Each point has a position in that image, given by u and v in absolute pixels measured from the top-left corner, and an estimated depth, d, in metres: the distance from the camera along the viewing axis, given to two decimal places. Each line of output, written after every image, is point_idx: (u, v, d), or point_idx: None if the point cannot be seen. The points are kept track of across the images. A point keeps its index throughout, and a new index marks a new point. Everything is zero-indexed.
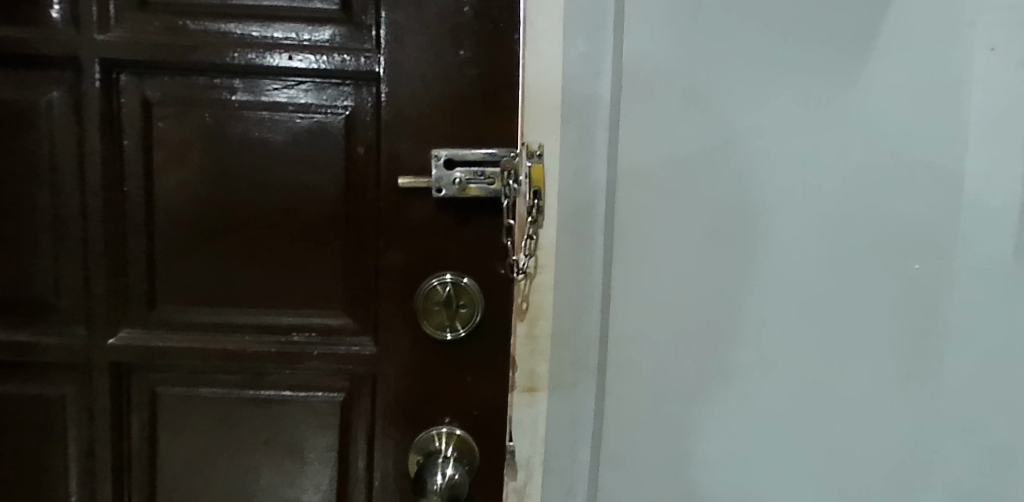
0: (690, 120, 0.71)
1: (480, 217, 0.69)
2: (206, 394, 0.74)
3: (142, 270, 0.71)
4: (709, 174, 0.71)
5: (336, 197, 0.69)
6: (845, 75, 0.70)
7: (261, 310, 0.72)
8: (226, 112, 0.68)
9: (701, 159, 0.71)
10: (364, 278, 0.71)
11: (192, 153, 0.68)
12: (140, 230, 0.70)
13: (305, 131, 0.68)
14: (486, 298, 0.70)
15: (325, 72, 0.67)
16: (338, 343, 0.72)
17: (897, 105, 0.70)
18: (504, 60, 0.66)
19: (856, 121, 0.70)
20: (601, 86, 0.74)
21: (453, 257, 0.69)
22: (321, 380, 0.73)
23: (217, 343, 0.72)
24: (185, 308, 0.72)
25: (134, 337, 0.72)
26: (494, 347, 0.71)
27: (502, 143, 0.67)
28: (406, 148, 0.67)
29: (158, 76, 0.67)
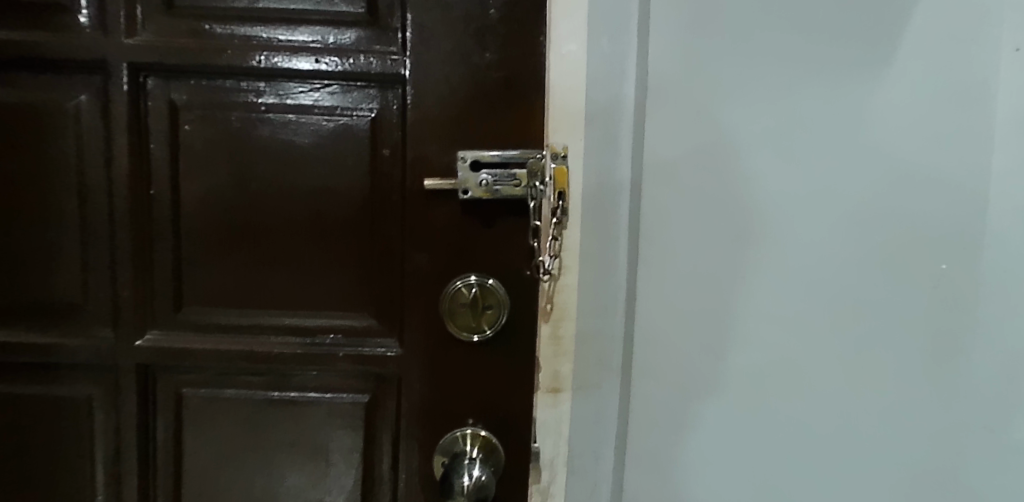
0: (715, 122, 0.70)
1: (506, 218, 0.69)
2: (232, 395, 0.74)
3: (169, 272, 0.71)
4: (736, 175, 0.71)
5: (362, 200, 0.70)
6: (872, 75, 0.70)
7: (286, 313, 0.72)
8: (253, 114, 0.68)
9: (728, 161, 0.71)
10: (390, 281, 0.71)
11: (218, 157, 0.69)
12: (166, 233, 0.70)
13: (330, 134, 0.69)
14: (511, 299, 0.70)
15: (351, 75, 0.67)
16: (364, 345, 0.73)
17: (924, 107, 0.70)
18: (530, 62, 0.66)
19: (883, 123, 0.70)
20: (625, 89, 0.74)
21: (478, 259, 0.70)
22: (347, 381, 0.74)
23: (242, 346, 0.72)
24: (211, 311, 0.72)
25: (160, 339, 0.72)
26: (519, 348, 0.71)
27: (528, 145, 0.67)
28: (431, 150, 0.68)
29: (185, 80, 0.68)
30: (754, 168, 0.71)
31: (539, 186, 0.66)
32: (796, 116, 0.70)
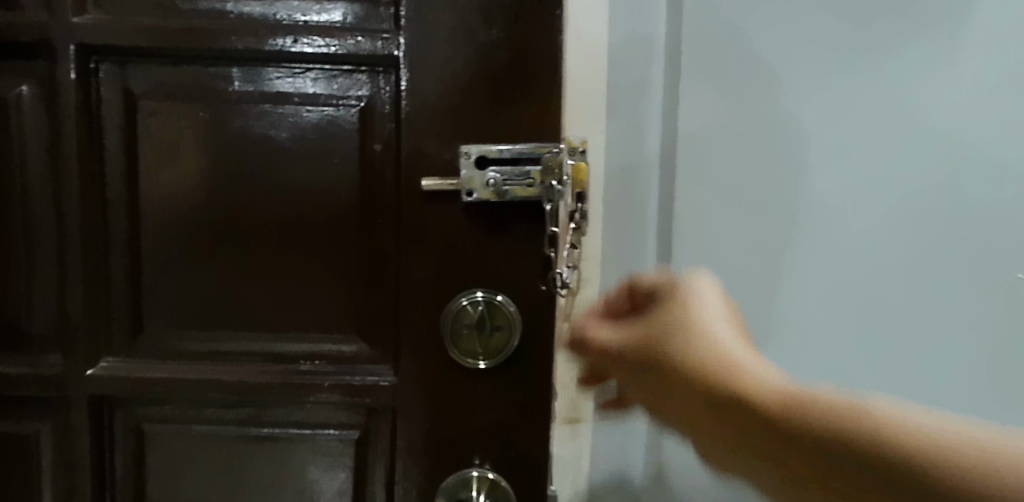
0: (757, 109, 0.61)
1: (517, 224, 0.59)
2: (201, 431, 0.64)
3: (127, 288, 0.61)
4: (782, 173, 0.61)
5: (349, 204, 0.60)
6: (948, 47, 0.58)
7: (263, 335, 0.62)
8: (224, 105, 0.59)
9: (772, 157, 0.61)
10: (383, 297, 0.62)
11: (184, 154, 0.59)
12: (123, 241, 0.60)
13: (313, 126, 0.59)
14: (524, 319, 0.60)
15: (336, 58, 0.58)
16: (353, 373, 0.63)
17: (1015, 94, 0.58)
18: (544, 39, 0.56)
19: (961, 112, 0.59)
20: (653, 74, 0.65)
21: (485, 271, 0.60)
22: (334, 414, 0.64)
23: (212, 374, 0.62)
24: (177, 332, 0.62)
25: (117, 366, 0.62)
26: (533, 376, 0.61)
27: (543, 137, 0.57)
28: (430, 145, 0.58)
29: (144, 65, 0.58)
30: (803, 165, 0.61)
31: (556, 186, 0.56)
32: (851, 105, 0.60)
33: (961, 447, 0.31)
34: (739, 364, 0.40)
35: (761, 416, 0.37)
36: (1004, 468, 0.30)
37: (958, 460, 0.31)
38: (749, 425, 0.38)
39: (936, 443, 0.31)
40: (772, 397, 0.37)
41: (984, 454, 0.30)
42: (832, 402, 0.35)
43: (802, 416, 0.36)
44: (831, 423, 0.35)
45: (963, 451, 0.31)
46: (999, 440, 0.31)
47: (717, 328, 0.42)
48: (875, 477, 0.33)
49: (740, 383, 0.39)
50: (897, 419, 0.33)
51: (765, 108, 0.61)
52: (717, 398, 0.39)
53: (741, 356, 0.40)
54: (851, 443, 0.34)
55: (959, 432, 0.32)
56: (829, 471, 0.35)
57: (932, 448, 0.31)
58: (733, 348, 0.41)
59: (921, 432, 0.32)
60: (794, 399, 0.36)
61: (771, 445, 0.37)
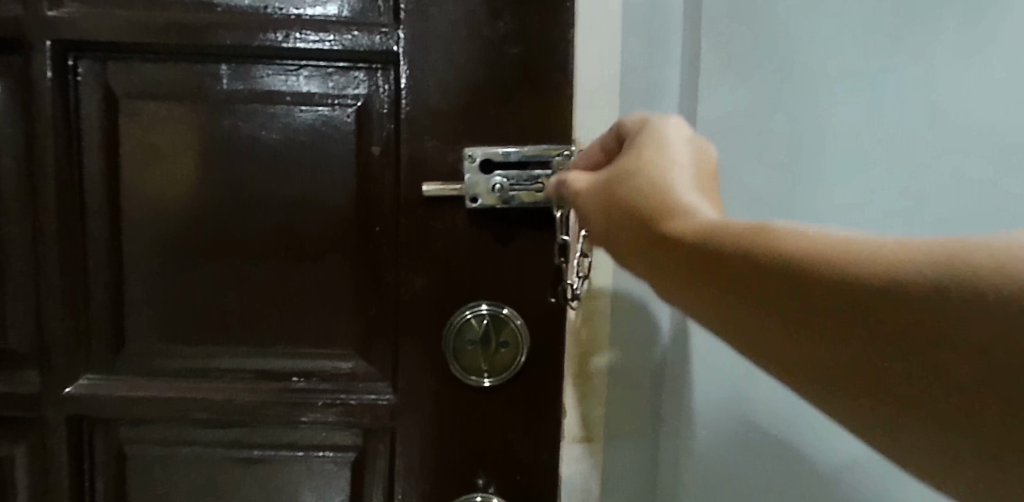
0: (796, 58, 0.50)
1: (524, 232, 0.55)
2: (186, 452, 0.60)
3: (108, 299, 0.57)
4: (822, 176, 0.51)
5: (345, 210, 0.56)
6: None
7: (251, 349, 0.58)
8: (212, 105, 0.55)
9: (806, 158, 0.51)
10: (380, 310, 0.58)
11: (167, 156, 0.55)
12: (103, 250, 0.57)
13: (306, 127, 0.56)
14: (533, 334, 0.56)
15: (331, 54, 0.54)
16: (350, 392, 0.59)
17: None
18: (554, 34, 0.53)
19: None
20: (668, 73, 0.54)
21: (490, 282, 0.56)
22: (328, 435, 0.60)
23: (198, 391, 0.58)
24: (159, 347, 0.58)
25: (97, 384, 0.58)
26: (542, 395, 0.57)
27: (553, 139, 0.53)
28: (431, 147, 0.54)
29: (125, 61, 0.55)
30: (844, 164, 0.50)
31: None
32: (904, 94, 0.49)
33: (941, 262, 0.21)
34: (687, 203, 0.32)
35: (695, 248, 0.29)
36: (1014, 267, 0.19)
37: (943, 273, 0.21)
38: (683, 264, 0.30)
39: (907, 256, 0.22)
40: (715, 226, 0.29)
41: (978, 257, 0.20)
42: (788, 238, 0.26)
43: (745, 242, 0.27)
44: (785, 247, 0.26)
45: (943, 268, 0.21)
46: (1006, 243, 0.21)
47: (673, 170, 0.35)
48: (844, 319, 0.23)
49: (683, 216, 0.31)
50: (874, 245, 0.23)
51: (793, 101, 0.50)
52: (656, 231, 0.32)
53: (693, 198, 0.33)
54: (805, 276, 0.24)
55: (934, 249, 0.22)
56: (796, 314, 0.25)
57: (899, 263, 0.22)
58: (683, 189, 0.34)
59: (905, 258, 0.22)
60: (738, 229, 0.28)
61: (712, 287, 0.28)
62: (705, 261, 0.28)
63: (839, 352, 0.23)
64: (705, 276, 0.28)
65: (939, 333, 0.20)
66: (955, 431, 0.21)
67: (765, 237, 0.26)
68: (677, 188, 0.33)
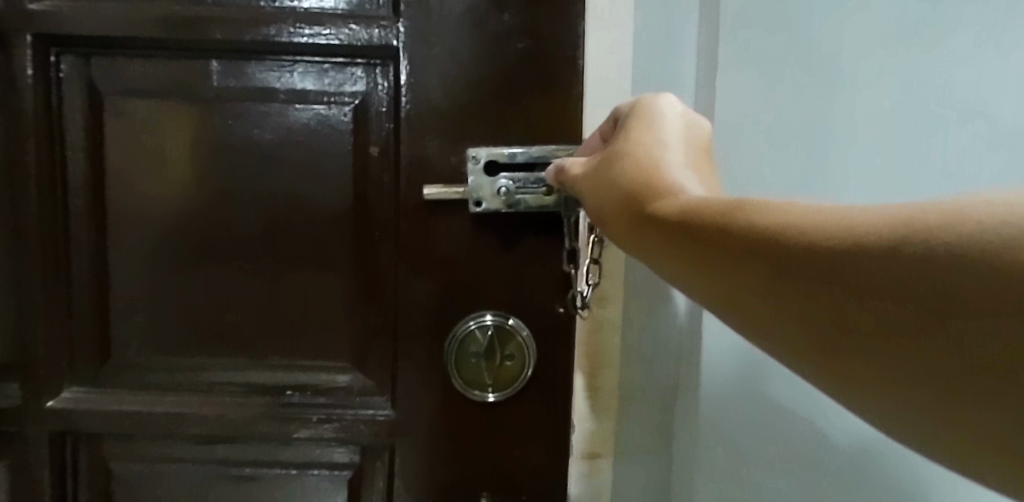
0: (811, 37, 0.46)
1: (531, 237, 0.52)
2: (174, 470, 0.57)
3: (92, 308, 0.55)
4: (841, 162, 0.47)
5: (341, 214, 0.53)
6: None
7: (242, 361, 0.55)
8: (201, 103, 0.52)
9: (826, 143, 0.47)
10: (378, 320, 0.55)
11: (153, 156, 0.53)
12: (88, 256, 0.54)
13: (301, 126, 0.53)
14: (540, 345, 0.53)
15: (328, 49, 0.52)
16: (347, 407, 0.55)
17: None
18: (563, 27, 0.50)
19: None
20: (683, 67, 0.51)
21: (495, 291, 0.53)
22: (324, 452, 0.57)
23: (187, 405, 0.56)
24: (146, 359, 0.55)
25: (81, 397, 0.55)
26: (550, 411, 0.54)
27: (561, 138, 0.50)
28: (432, 147, 0.51)
29: (109, 56, 0.52)
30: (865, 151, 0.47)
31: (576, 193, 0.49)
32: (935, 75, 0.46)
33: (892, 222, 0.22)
34: (672, 183, 0.33)
35: (673, 226, 0.29)
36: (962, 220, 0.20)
37: (897, 231, 0.22)
38: (662, 240, 0.30)
39: (863, 220, 0.23)
40: (694, 205, 0.29)
41: (927, 214, 0.21)
42: (755, 208, 0.27)
43: (716, 214, 0.28)
44: (752, 218, 0.26)
45: (892, 226, 0.22)
46: (951, 201, 0.22)
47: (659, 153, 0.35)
48: (809, 286, 0.23)
49: (668, 196, 0.32)
50: (833, 212, 0.24)
51: (816, 81, 0.47)
52: (641, 213, 0.32)
53: (679, 179, 0.33)
54: (770, 246, 0.25)
55: (887, 211, 0.23)
56: (762, 285, 0.25)
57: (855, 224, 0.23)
58: (670, 170, 0.34)
59: (861, 222, 0.23)
60: (712, 206, 0.28)
61: (688, 263, 0.29)
62: (681, 237, 0.29)
63: (807, 317, 0.24)
64: (681, 252, 0.29)
65: (899, 289, 0.21)
66: (926, 380, 0.21)
67: (736, 209, 0.27)
68: (663, 170, 0.34)
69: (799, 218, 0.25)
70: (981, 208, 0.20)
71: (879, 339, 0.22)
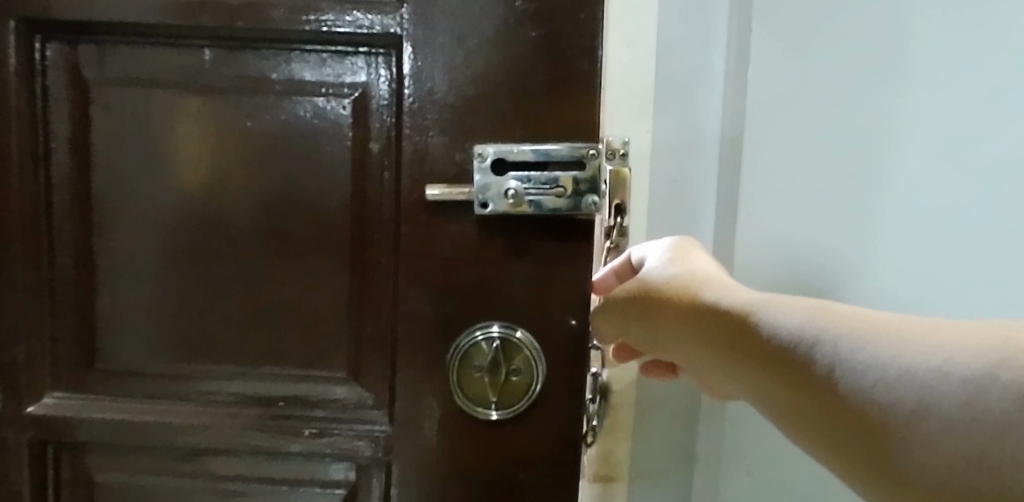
0: (793, 86, 0.54)
1: (543, 243, 0.48)
2: (158, 484, 0.54)
3: (74, 309, 0.52)
4: (869, 204, 0.54)
5: (339, 214, 0.50)
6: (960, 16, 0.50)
7: (232, 369, 0.52)
8: (191, 94, 0.49)
9: (822, 187, 0.55)
10: (376, 329, 0.51)
11: (142, 150, 0.50)
12: (71, 254, 0.51)
13: (297, 119, 0.49)
14: (549, 359, 0.49)
15: (327, 36, 0.48)
16: (343, 421, 0.52)
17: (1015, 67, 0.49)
18: (582, 14, 0.46)
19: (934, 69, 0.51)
20: (712, 68, 0.57)
21: (501, 300, 0.49)
22: (318, 469, 0.53)
23: (174, 415, 0.52)
24: (131, 365, 0.52)
25: (62, 403, 0.53)
26: (559, 430, 0.50)
27: (577, 136, 0.47)
28: (437, 143, 0.48)
29: (96, 43, 0.49)
30: (886, 203, 0.53)
31: (591, 201, 0.46)
32: (875, 118, 0.53)
33: (979, 370, 0.28)
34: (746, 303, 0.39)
35: (741, 329, 0.38)
36: (997, 371, 0.28)
37: (913, 360, 0.31)
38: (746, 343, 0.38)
39: (948, 359, 0.29)
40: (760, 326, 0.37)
41: (959, 359, 0.29)
42: (786, 326, 0.36)
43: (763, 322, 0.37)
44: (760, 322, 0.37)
45: (990, 400, 0.27)
46: (958, 355, 0.29)
47: (707, 275, 0.44)
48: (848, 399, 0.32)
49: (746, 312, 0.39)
50: (905, 330, 0.32)
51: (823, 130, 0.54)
52: (728, 319, 0.39)
53: (753, 302, 0.39)
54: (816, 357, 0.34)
55: (972, 333, 0.30)
56: (801, 378, 0.34)
57: (926, 378, 0.30)
58: (738, 297, 0.40)
59: (888, 349, 0.32)
60: (751, 312, 0.38)
61: (729, 365, 0.39)
62: (701, 342, 0.41)
63: (822, 402, 0.33)
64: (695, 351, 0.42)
65: (938, 412, 0.29)
66: (863, 462, 0.32)
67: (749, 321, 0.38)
68: (734, 296, 0.41)
69: (855, 351, 0.32)
70: (1001, 373, 0.28)
71: (869, 432, 0.31)
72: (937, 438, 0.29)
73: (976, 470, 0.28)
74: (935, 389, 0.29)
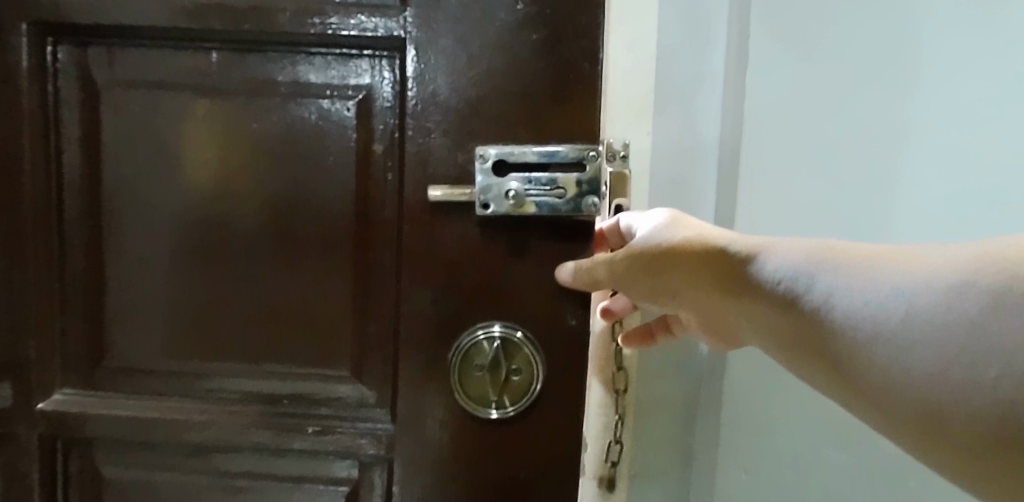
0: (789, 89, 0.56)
1: (544, 244, 0.48)
2: (165, 480, 0.54)
3: (83, 307, 0.53)
4: (878, 207, 0.56)
5: (343, 214, 0.50)
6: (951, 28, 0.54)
7: (237, 366, 0.53)
8: (198, 96, 0.50)
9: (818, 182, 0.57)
10: (379, 328, 0.52)
11: (149, 151, 0.51)
12: (81, 253, 0.52)
13: (302, 121, 0.50)
14: (550, 359, 0.49)
15: (332, 38, 0.49)
16: (346, 419, 0.53)
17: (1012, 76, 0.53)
18: (582, 18, 0.46)
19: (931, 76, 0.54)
20: (711, 72, 0.59)
21: (502, 300, 0.49)
22: (322, 466, 0.54)
23: (179, 411, 0.53)
24: (138, 362, 0.53)
25: (70, 400, 0.54)
26: (559, 429, 0.50)
27: (577, 138, 0.47)
28: (439, 145, 0.48)
29: (105, 46, 0.50)
30: (888, 195, 0.56)
31: (591, 202, 0.47)
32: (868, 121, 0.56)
33: (964, 276, 0.29)
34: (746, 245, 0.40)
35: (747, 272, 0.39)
36: (984, 271, 0.28)
37: (900, 278, 0.31)
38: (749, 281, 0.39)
39: (933, 274, 0.30)
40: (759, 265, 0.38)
41: (946, 270, 0.30)
42: (785, 266, 0.37)
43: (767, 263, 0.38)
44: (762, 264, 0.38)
45: (969, 303, 0.28)
46: (950, 266, 0.30)
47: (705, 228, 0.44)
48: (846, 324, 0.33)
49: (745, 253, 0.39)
50: (891, 258, 0.33)
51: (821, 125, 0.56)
52: (727, 261, 0.40)
53: (751, 244, 0.40)
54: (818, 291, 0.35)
55: (964, 253, 0.30)
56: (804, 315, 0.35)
57: (913, 292, 0.30)
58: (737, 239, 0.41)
59: (880, 271, 0.33)
60: (754, 255, 0.39)
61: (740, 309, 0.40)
62: (710, 290, 0.42)
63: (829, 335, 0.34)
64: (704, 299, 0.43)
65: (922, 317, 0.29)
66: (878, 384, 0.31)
67: (761, 265, 0.38)
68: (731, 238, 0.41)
69: (847, 282, 0.34)
70: (987, 271, 0.28)
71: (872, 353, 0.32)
72: (914, 350, 0.30)
73: (966, 371, 0.27)
74: (921, 297, 0.30)
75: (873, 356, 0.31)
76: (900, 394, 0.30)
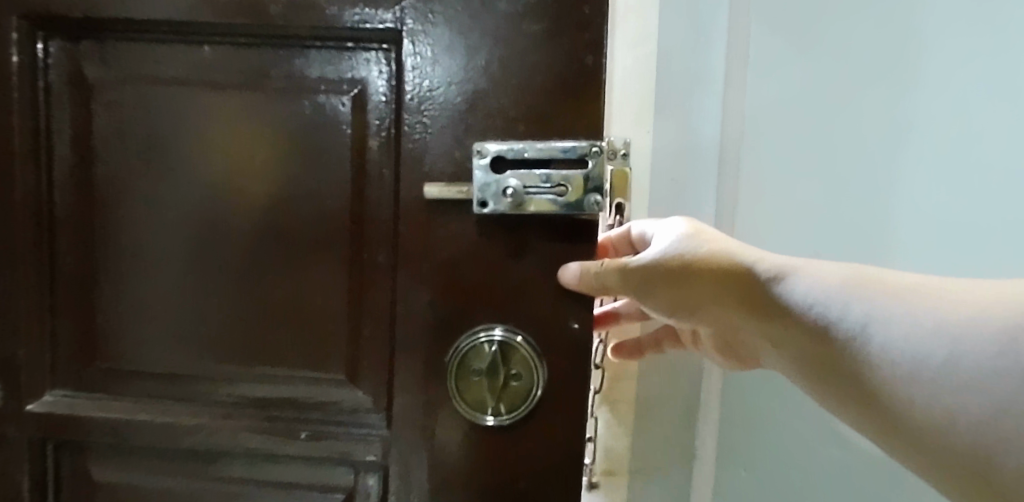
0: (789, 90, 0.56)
1: (544, 244, 0.47)
2: (156, 484, 0.53)
3: (74, 307, 0.52)
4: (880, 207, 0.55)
5: (337, 213, 0.49)
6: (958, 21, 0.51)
7: (229, 369, 0.51)
8: (191, 92, 0.49)
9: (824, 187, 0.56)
10: (375, 330, 0.50)
11: (142, 149, 0.49)
12: (72, 252, 0.51)
13: (296, 116, 0.49)
14: (550, 363, 0.47)
15: (327, 31, 0.48)
16: (340, 424, 0.51)
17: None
18: (584, 8, 0.45)
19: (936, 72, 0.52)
20: (712, 72, 0.57)
21: (500, 302, 0.47)
22: (316, 472, 0.52)
23: (171, 414, 0.52)
24: (129, 363, 0.52)
25: (60, 402, 0.52)
26: (560, 436, 0.48)
27: (579, 133, 0.45)
28: (436, 141, 0.46)
29: (96, 41, 0.49)
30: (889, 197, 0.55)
31: (593, 201, 0.44)
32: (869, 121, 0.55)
33: (1010, 324, 0.35)
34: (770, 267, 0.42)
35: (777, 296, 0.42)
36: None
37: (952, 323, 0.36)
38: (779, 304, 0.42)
39: (980, 318, 0.36)
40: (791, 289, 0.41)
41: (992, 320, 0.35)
42: (825, 290, 0.40)
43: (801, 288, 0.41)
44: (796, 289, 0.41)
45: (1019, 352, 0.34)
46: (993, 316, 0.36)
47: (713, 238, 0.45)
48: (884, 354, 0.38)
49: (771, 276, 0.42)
50: (924, 296, 0.38)
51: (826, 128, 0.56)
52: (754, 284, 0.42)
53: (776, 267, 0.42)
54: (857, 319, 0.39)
55: (995, 300, 0.36)
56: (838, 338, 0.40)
57: (962, 333, 0.36)
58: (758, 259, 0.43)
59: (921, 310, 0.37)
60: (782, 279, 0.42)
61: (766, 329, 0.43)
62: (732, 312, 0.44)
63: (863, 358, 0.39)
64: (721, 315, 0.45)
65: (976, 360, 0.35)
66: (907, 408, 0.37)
67: (789, 289, 0.41)
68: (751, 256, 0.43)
69: (890, 318, 0.38)
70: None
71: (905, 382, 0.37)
72: (961, 394, 0.35)
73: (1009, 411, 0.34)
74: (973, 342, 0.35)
75: (919, 391, 0.36)
76: (948, 429, 0.36)
